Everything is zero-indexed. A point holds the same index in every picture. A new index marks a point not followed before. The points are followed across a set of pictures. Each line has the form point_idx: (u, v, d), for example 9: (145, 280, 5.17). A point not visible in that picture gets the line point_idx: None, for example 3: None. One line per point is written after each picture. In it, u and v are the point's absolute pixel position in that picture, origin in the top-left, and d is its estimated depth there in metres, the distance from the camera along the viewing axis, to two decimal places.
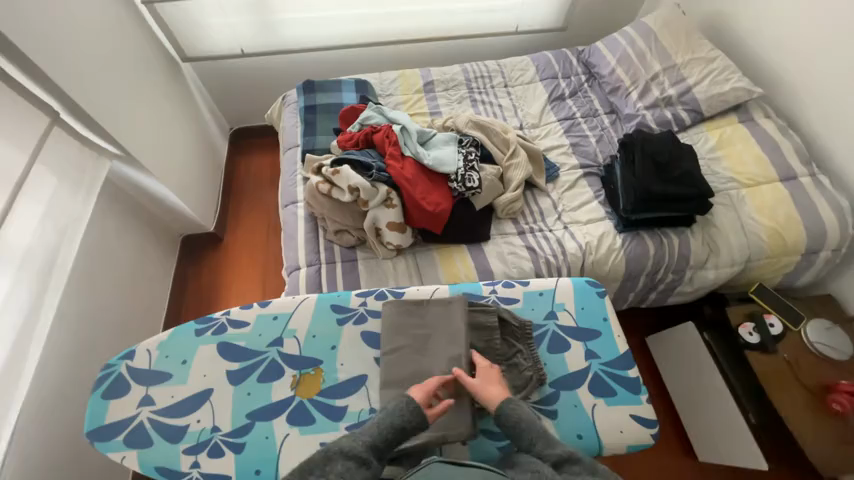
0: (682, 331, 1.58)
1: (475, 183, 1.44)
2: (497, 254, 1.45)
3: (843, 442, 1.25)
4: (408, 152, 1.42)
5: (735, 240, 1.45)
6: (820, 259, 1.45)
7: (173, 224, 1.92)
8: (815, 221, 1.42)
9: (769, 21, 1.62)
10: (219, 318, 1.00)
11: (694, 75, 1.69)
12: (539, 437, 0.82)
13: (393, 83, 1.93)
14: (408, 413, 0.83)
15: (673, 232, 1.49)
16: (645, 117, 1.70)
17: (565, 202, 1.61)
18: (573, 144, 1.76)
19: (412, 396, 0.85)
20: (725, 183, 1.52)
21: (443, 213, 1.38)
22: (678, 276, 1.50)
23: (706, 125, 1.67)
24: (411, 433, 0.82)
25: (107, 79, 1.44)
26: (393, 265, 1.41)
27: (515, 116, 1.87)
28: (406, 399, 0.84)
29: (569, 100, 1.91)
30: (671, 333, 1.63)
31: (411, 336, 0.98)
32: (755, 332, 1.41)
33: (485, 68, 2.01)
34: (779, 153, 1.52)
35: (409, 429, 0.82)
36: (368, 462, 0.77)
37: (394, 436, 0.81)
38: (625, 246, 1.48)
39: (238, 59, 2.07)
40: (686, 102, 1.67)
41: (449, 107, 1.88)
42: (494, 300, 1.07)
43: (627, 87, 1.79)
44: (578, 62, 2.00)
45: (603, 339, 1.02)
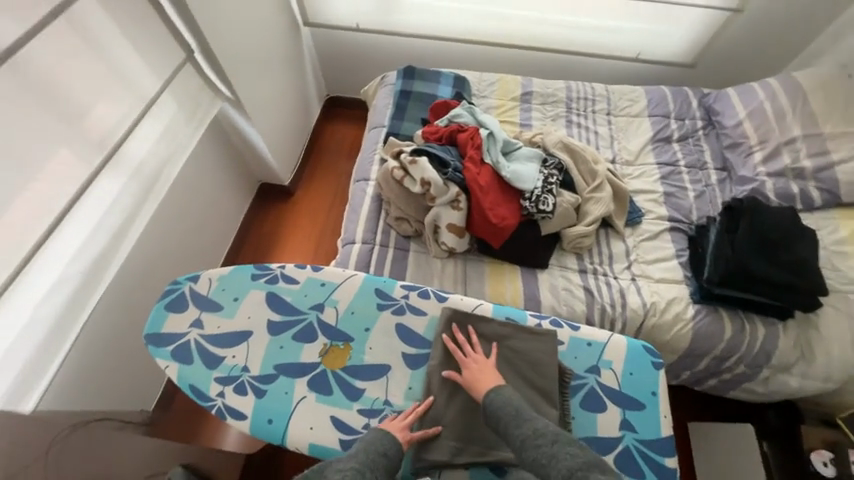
0: (738, 432, 1.38)
1: (548, 207, 1.37)
2: (551, 286, 1.38)
3: None
4: (488, 159, 1.39)
5: (839, 352, 1.23)
6: None
7: (257, 170, 2.09)
8: None
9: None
10: (274, 270, 1.07)
11: (842, 151, 1.45)
12: (513, 420, 0.81)
13: (491, 85, 1.89)
14: (386, 440, 0.81)
15: (761, 320, 1.30)
16: (764, 184, 1.48)
17: (639, 252, 1.47)
18: (667, 193, 1.60)
19: (386, 429, 0.84)
20: (846, 284, 1.28)
21: (506, 229, 1.33)
22: (751, 371, 1.31)
23: (840, 211, 1.42)
24: (393, 461, 0.79)
25: (239, 28, 1.58)
26: (442, 266, 1.40)
27: (609, 147, 1.74)
28: (378, 430, 0.83)
29: (676, 144, 1.73)
30: (722, 429, 1.43)
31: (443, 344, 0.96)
32: (832, 465, 1.21)
33: (591, 90, 1.89)
34: None
35: (391, 451, 0.80)
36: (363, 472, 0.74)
37: (381, 454, 0.78)
38: (696, 319, 1.32)
39: (352, 32, 2.16)
40: (821, 180, 1.44)
41: (541, 122, 1.81)
42: None
43: (751, 146, 1.57)
44: (698, 106, 1.80)
45: (646, 414, 0.92)
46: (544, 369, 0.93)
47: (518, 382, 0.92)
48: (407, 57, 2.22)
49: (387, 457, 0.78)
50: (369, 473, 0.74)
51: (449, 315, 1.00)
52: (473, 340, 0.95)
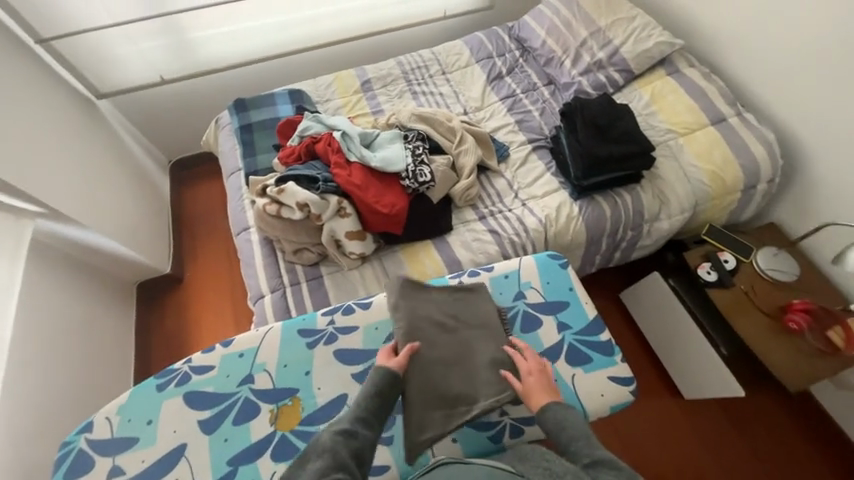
0: (650, 282, 1.65)
1: (427, 177, 1.43)
2: (463, 243, 1.46)
3: (802, 359, 1.34)
4: (353, 157, 1.38)
5: (682, 188, 1.51)
6: (758, 192, 1.52)
7: (122, 274, 1.80)
8: (749, 157, 1.49)
9: None
10: (180, 368, 0.95)
11: (619, 35, 1.74)
12: (580, 436, 0.81)
13: (329, 87, 1.87)
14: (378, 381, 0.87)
15: (625, 190, 1.54)
16: (582, 83, 1.73)
17: (519, 179, 1.63)
18: (518, 121, 1.78)
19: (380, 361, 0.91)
20: (664, 135, 1.57)
21: (400, 213, 1.35)
22: (636, 232, 1.56)
23: (638, 81, 1.72)
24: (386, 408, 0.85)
25: (9, 133, 1.31)
26: (360, 274, 1.38)
27: (458, 102, 1.86)
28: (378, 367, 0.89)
29: (507, 77, 1.92)
30: (641, 286, 1.70)
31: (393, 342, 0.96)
32: (713, 271, 1.49)
33: (420, 58, 1.98)
34: (707, 99, 1.58)
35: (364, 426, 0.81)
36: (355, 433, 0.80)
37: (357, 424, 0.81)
38: (582, 212, 1.52)
39: (160, 87, 1.93)
40: (616, 63, 1.71)
41: (391, 103, 1.85)
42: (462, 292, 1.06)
43: (560, 57, 1.81)
44: (510, 38, 2.01)
45: (572, 308, 1.03)
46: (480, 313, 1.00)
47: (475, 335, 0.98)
48: (233, 90, 2.07)
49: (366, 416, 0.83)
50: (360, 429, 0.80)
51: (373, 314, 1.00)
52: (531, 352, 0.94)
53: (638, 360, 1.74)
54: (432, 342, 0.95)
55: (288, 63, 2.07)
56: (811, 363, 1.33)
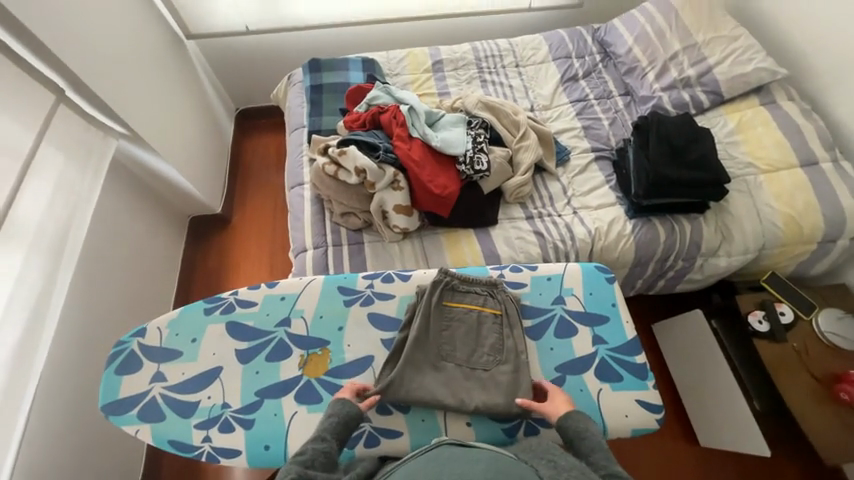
0: (692, 319, 1.56)
1: (483, 166, 1.42)
2: (505, 239, 1.45)
3: (847, 432, 1.23)
4: (416, 133, 1.38)
5: (752, 228, 1.41)
6: (837, 248, 1.39)
7: (181, 205, 1.94)
8: (836, 209, 1.36)
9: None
10: (227, 298, 1.01)
11: (716, 54, 1.61)
12: (597, 447, 0.80)
13: (401, 62, 1.90)
14: (340, 412, 0.84)
15: (686, 219, 1.47)
16: (662, 99, 1.65)
17: (574, 187, 1.60)
18: (585, 126, 1.75)
19: (340, 398, 0.86)
20: (743, 168, 1.46)
21: (451, 197, 1.36)
22: (688, 263, 1.49)
23: (725, 107, 1.60)
24: (350, 425, 0.83)
25: (110, 55, 1.42)
26: (400, 248, 1.41)
27: (526, 97, 1.86)
28: (333, 402, 0.85)
29: (582, 80, 1.88)
30: (679, 321, 1.62)
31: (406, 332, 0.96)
32: (765, 320, 1.39)
33: (495, 46, 1.98)
34: (801, 138, 1.44)
35: (337, 409, 0.83)
36: (325, 437, 0.80)
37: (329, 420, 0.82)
38: (635, 232, 1.46)
39: (243, 37, 2.03)
40: (705, 83, 1.60)
41: (458, 87, 1.86)
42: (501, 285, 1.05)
43: (644, 68, 1.73)
44: (593, 41, 1.96)
45: (611, 324, 0.99)
46: (498, 326, 0.98)
47: (483, 341, 0.97)
48: (310, 51, 2.13)
49: (335, 416, 0.83)
50: (313, 443, 0.78)
51: (420, 288, 1.02)
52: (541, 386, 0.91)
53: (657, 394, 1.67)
54: (443, 336, 0.97)
55: (365, 32, 2.10)
56: None
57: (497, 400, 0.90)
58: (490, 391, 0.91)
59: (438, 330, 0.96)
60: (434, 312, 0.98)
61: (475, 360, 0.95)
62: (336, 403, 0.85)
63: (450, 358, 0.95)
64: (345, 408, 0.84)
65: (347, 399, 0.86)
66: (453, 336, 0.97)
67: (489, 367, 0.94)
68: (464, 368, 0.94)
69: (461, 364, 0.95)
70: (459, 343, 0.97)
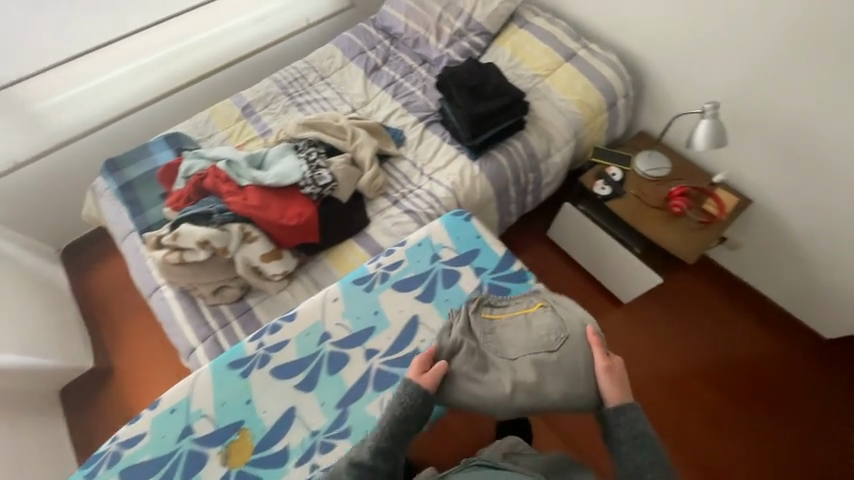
0: (566, 211, 1.81)
1: (327, 179, 1.43)
2: (382, 231, 1.49)
3: (694, 234, 1.53)
4: (245, 181, 1.33)
5: (562, 121, 1.66)
6: (620, 109, 1.69)
7: (35, 385, 1.61)
8: (604, 81, 1.65)
9: None
10: (109, 447, 0.88)
11: (468, 3, 1.83)
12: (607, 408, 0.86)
13: (209, 122, 1.83)
14: (405, 404, 0.85)
15: (516, 138, 1.67)
16: (450, 55, 1.84)
17: (420, 157, 1.72)
18: (405, 104, 1.86)
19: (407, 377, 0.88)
20: (532, 81, 1.70)
21: (310, 221, 1.34)
22: (536, 173, 1.70)
23: (498, 40, 1.83)
24: (413, 422, 0.84)
25: None
26: (291, 292, 1.36)
27: (344, 102, 1.92)
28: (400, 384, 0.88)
29: (384, 67, 2.00)
30: (562, 218, 1.86)
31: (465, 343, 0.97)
32: (606, 186, 1.66)
33: (295, 70, 2.02)
34: (557, 40, 1.73)
35: (404, 406, 0.85)
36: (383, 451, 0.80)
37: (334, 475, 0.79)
38: (483, 170, 1.62)
39: (18, 173, 1.71)
40: (473, 28, 1.82)
41: (277, 120, 1.85)
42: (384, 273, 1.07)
43: (425, 35, 1.91)
44: (377, 30, 2.09)
45: (483, 252, 1.09)
46: (553, 317, 1.00)
47: (545, 331, 0.98)
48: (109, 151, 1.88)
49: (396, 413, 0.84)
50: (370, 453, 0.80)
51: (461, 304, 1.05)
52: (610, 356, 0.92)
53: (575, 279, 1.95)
54: (501, 338, 0.99)
55: (164, 109, 1.93)
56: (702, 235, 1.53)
57: (565, 384, 0.90)
58: (554, 363, 0.93)
59: (484, 334, 0.99)
60: (478, 323, 1.00)
61: (541, 347, 0.95)
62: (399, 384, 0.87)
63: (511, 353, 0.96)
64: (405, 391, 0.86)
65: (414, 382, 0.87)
66: (501, 334, 1.00)
67: (552, 346, 0.95)
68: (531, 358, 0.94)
69: (523, 355, 0.96)
70: (513, 339, 0.99)
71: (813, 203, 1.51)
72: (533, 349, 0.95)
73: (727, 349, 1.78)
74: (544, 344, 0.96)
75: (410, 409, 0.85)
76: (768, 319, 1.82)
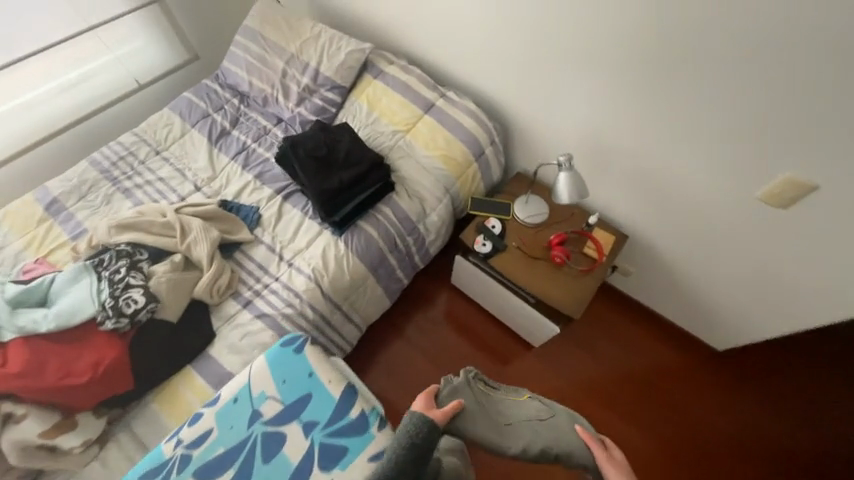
0: (460, 263, 1.67)
1: (139, 302, 1.13)
2: (229, 348, 1.22)
3: (577, 283, 1.46)
4: (9, 337, 1.02)
5: (430, 180, 1.52)
6: (489, 157, 1.61)
7: None
8: (465, 133, 1.55)
9: None
10: None
11: (313, 56, 1.63)
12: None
13: (0, 232, 1.43)
14: (416, 429, 0.92)
15: (383, 204, 1.49)
16: (302, 114, 1.63)
17: (280, 238, 1.46)
18: (258, 174, 1.61)
19: (415, 409, 0.97)
20: (393, 138, 1.55)
21: (110, 368, 1.05)
22: (414, 236, 1.54)
23: (354, 93, 1.65)
24: (421, 446, 0.90)
25: None
26: (103, 461, 1.05)
27: (185, 180, 1.61)
28: (412, 411, 0.96)
29: (234, 131, 1.73)
30: (459, 268, 1.70)
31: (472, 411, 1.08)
32: (487, 241, 1.54)
33: (121, 146, 1.66)
34: (412, 90, 1.60)
35: (421, 428, 0.92)
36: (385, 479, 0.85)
37: None
38: (350, 246, 1.42)
39: None
40: (323, 83, 1.62)
41: (95, 215, 1.49)
42: (187, 451, 0.90)
43: (272, 94, 1.68)
44: (222, 88, 1.81)
45: (314, 399, 0.95)
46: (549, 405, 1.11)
47: (539, 411, 1.08)
48: None
49: (407, 438, 0.90)
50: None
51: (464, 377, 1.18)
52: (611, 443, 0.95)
53: (488, 327, 1.83)
54: (502, 413, 1.10)
55: None
56: (586, 281, 1.47)
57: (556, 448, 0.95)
58: (547, 432, 1.00)
59: (484, 405, 1.11)
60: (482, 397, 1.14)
61: (537, 420, 1.06)
62: (412, 414, 0.96)
63: (507, 420, 1.07)
64: (416, 417, 0.94)
65: (424, 413, 0.96)
66: (502, 407, 1.13)
67: (544, 415, 1.06)
68: (527, 428, 1.03)
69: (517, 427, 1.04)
70: (511, 412, 1.10)
71: (674, 235, 1.48)
72: (528, 420, 1.05)
73: (626, 365, 1.76)
74: (537, 414, 1.08)
75: (418, 437, 0.91)
76: (671, 334, 1.81)
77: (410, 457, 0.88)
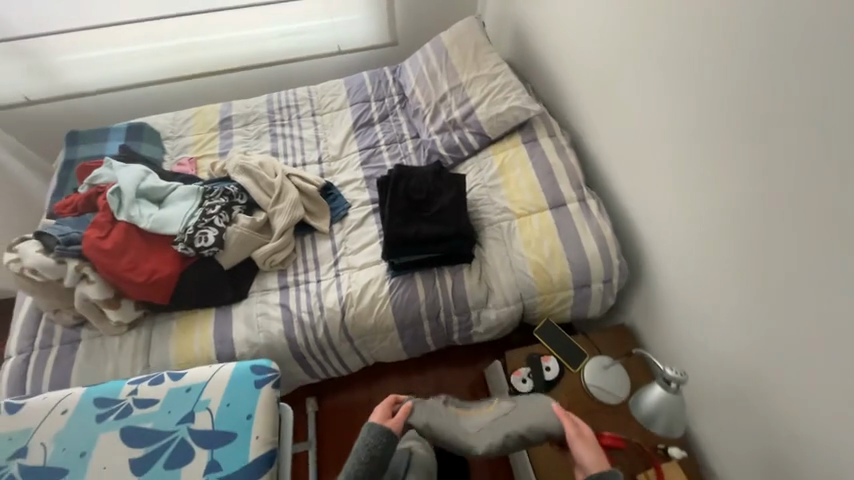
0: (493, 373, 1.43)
1: (209, 242, 1.28)
2: (245, 318, 1.30)
3: None
4: (120, 216, 1.23)
5: (508, 278, 1.31)
6: (592, 292, 1.29)
7: None
8: (578, 255, 1.27)
9: (555, 24, 1.46)
10: None
11: (477, 94, 1.54)
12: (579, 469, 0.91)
13: (187, 122, 1.78)
14: (371, 439, 0.96)
15: (449, 272, 1.36)
16: (435, 143, 1.57)
17: (346, 244, 1.48)
18: (368, 176, 1.64)
19: (370, 420, 1.00)
20: (499, 215, 1.38)
21: (162, 282, 1.22)
22: (461, 319, 1.37)
23: (493, 147, 1.51)
24: (381, 459, 0.95)
25: None
26: (121, 343, 1.25)
27: (316, 149, 1.75)
28: (366, 426, 0.99)
29: (377, 125, 1.78)
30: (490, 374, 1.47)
31: (442, 412, 1.10)
32: (529, 379, 1.28)
33: (293, 96, 1.89)
34: (551, 177, 1.37)
35: (375, 438, 0.96)
36: None
37: None
38: (392, 293, 1.35)
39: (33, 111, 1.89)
40: (470, 124, 1.52)
41: (244, 144, 1.74)
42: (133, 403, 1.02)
43: (423, 110, 1.66)
44: (392, 82, 1.87)
45: (234, 443, 0.96)
46: (514, 400, 1.13)
47: (504, 406, 1.12)
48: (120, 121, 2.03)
49: (365, 446, 0.95)
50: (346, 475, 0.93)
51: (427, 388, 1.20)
52: (575, 417, 0.99)
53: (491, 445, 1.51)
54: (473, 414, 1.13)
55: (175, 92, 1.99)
56: None
57: (533, 421, 1.03)
58: (521, 418, 1.05)
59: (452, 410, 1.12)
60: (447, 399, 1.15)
61: (504, 416, 1.08)
62: (364, 428, 0.98)
63: (474, 425, 1.10)
64: (371, 429, 0.97)
65: (382, 424, 0.99)
66: (470, 411, 1.14)
67: (510, 410, 1.10)
68: (498, 421, 1.07)
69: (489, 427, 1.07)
70: (478, 413, 1.13)
71: None
72: (498, 415, 1.09)
73: None
74: (505, 409, 1.11)
75: (376, 450, 0.95)
76: None
77: (381, 460, 0.95)
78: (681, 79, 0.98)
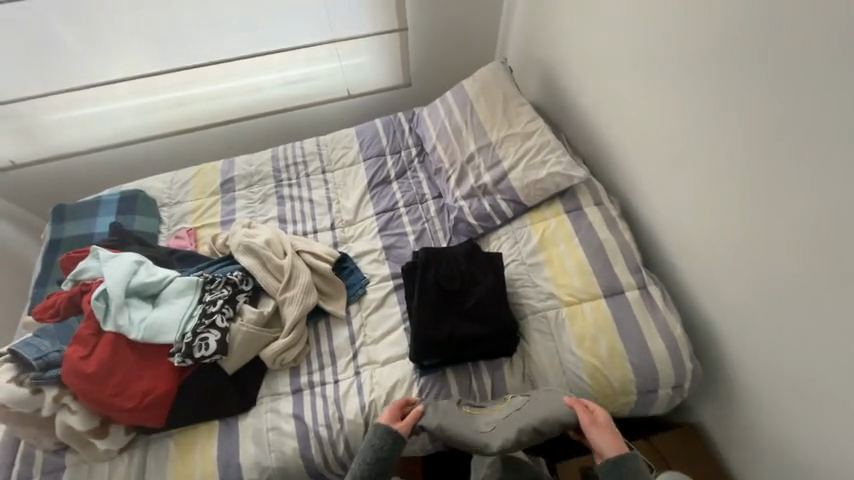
0: None
1: (210, 349, 1.11)
2: (253, 435, 1.12)
3: None
4: (108, 326, 1.08)
5: (557, 380, 1.12)
6: (659, 398, 1.10)
7: None
8: (642, 356, 1.08)
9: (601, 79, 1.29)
10: None
11: (509, 155, 1.37)
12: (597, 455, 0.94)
13: (186, 184, 1.61)
14: (379, 441, 0.99)
15: (487, 371, 1.16)
16: (462, 211, 1.38)
17: (366, 331, 1.29)
18: (387, 246, 1.45)
19: (376, 423, 1.02)
20: (544, 301, 1.18)
21: (155, 404, 1.05)
22: None
23: (531, 215, 1.32)
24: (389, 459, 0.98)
25: None
26: (109, 471, 1.07)
27: (327, 212, 1.57)
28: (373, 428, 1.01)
29: (394, 183, 1.60)
30: None
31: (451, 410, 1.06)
32: None
33: (300, 150, 1.71)
34: (604, 258, 1.18)
35: (384, 440, 0.99)
36: None
37: None
38: (423, 397, 1.15)
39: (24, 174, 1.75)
40: (503, 190, 1.34)
41: (248, 210, 1.57)
42: None
43: (447, 170, 1.48)
44: (409, 132, 1.70)
45: None
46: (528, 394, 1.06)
47: (516, 401, 1.05)
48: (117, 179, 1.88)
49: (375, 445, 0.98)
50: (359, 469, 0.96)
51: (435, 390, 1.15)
52: (587, 406, 0.98)
53: None
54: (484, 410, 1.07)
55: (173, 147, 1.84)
56: None
57: (544, 415, 0.99)
58: (530, 416, 1.00)
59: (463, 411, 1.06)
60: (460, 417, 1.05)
61: (516, 413, 1.02)
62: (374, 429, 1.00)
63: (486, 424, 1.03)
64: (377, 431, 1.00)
65: (388, 425, 1.01)
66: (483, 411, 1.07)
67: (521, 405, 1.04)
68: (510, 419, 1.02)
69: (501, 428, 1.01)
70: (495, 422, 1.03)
71: None
72: (508, 414, 1.03)
73: None
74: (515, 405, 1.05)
75: (384, 450, 0.98)
76: None
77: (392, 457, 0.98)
78: (800, 185, 0.82)
